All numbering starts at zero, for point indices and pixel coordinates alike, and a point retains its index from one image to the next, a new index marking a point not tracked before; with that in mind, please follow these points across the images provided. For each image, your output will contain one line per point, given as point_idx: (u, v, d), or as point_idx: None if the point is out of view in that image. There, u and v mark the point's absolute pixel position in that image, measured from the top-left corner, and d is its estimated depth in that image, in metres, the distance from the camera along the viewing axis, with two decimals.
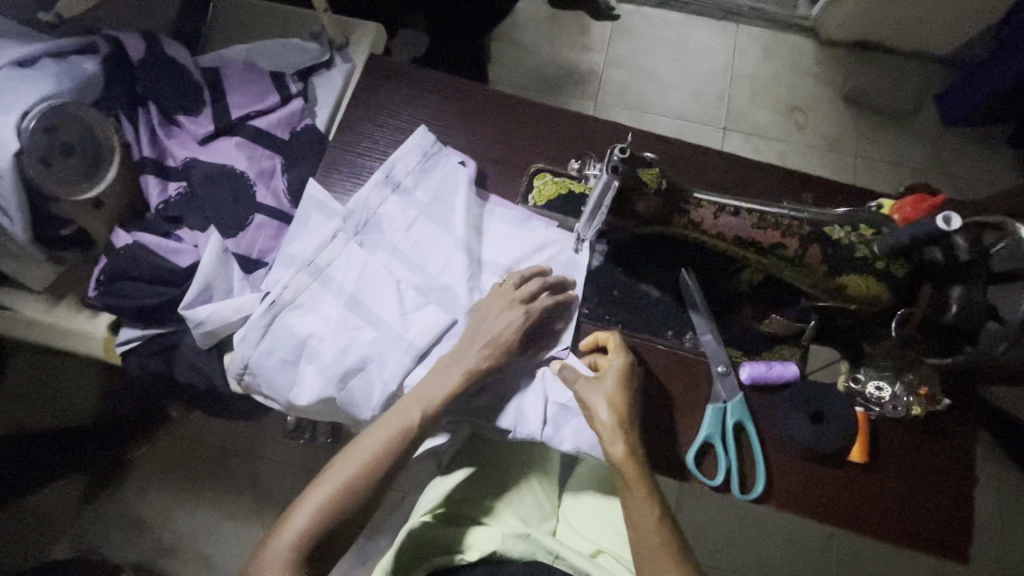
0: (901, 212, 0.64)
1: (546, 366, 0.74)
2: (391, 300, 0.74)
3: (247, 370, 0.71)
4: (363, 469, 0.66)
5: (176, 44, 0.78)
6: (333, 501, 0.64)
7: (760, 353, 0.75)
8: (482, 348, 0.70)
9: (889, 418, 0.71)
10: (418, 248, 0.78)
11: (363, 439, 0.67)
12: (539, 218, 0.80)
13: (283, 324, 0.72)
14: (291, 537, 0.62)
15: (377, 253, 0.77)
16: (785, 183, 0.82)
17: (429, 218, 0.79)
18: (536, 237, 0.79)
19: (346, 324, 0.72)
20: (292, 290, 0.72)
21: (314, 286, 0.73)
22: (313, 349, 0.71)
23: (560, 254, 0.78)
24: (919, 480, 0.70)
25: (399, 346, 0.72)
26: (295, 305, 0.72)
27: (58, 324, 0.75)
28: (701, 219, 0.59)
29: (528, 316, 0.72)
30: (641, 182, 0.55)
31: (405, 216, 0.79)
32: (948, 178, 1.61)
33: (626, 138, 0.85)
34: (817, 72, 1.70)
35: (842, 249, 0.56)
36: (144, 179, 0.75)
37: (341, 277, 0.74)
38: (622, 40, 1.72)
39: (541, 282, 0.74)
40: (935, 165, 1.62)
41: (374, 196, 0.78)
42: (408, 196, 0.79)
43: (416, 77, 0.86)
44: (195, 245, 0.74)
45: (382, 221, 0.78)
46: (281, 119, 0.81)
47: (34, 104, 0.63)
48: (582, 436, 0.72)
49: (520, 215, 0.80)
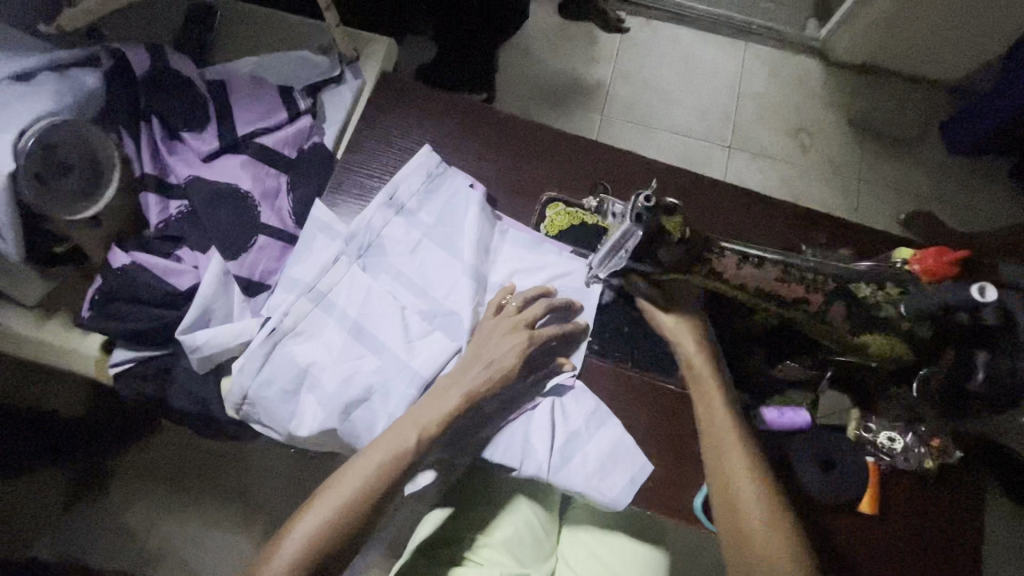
0: (922, 262, 0.63)
1: (548, 397, 0.72)
2: (395, 327, 0.71)
3: (245, 400, 0.69)
4: (363, 488, 0.61)
5: (181, 57, 0.76)
6: (331, 522, 0.59)
7: (772, 398, 0.73)
8: (484, 372, 0.67)
9: (900, 469, 0.70)
10: (423, 272, 0.76)
11: (360, 457, 0.63)
12: (552, 243, 0.78)
13: (283, 352, 0.69)
14: (286, 562, 0.57)
15: (380, 277, 0.75)
16: (795, 221, 0.81)
17: (434, 240, 0.77)
18: (549, 266, 0.77)
19: (349, 353, 0.70)
20: (292, 316, 0.70)
21: (316, 312, 0.71)
22: (314, 378, 0.69)
23: (571, 281, 0.77)
24: (927, 534, 0.69)
25: (403, 376, 0.70)
26: (296, 332, 0.70)
27: (47, 342, 0.72)
28: (723, 268, 0.56)
29: (532, 341, 0.69)
30: (664, 231, 0.54)
31: (409, 239, 0.76)
32: (949, 205, 1.60)
33: (637, 166, 0.83)
34: (823, 94, 1.70)
35: (867, 308, 0.55)
36: (144, 198, 0.72)
37: (343, 303, 0.72)
38: (630, 53, 1.71)
39: (546, 304, 0.72)
40: (935, 191, 1.61)
41: (378, 218, 0.76)
42: (412, 218, 0.77)
43: (426, 96, 0.84)
44: (196, 266, 0.72)
45: (386, 245, 0.76)
46: (289, 137, 0.78)
47: (31, 122, 0.60)
48: (589, 471, 0.70)
49: (532, 239, 0.78)
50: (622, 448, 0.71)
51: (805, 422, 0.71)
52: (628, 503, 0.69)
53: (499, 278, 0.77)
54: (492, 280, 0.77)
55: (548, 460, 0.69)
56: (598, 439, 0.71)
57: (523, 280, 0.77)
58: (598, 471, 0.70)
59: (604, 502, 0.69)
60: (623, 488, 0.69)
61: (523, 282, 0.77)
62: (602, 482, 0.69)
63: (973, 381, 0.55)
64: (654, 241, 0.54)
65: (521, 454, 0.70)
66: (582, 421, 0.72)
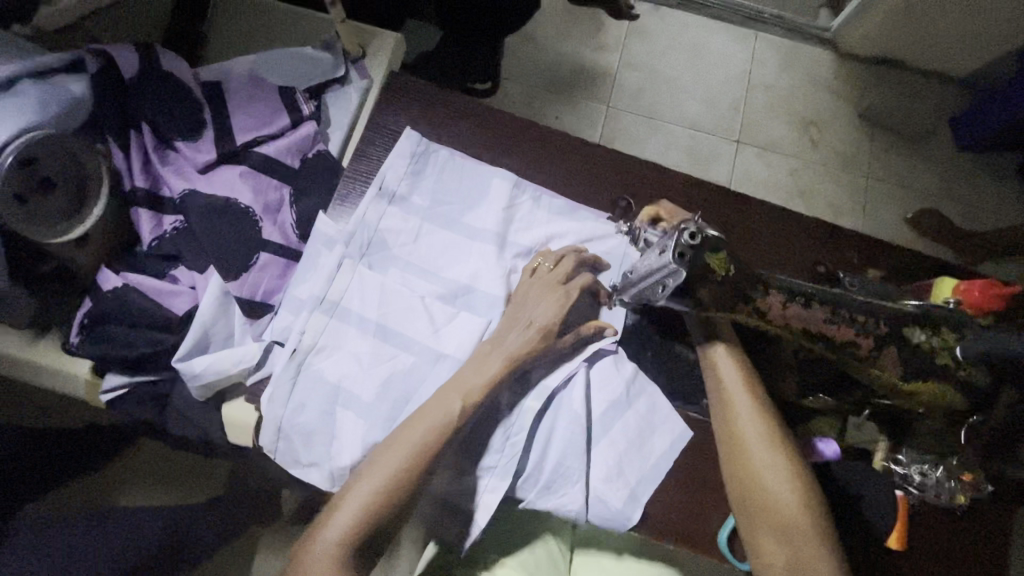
0: (968, 295, 0.61)
1: (580, 363, 0.69)
2: (419, 320, 0.67)
3: (281, 435, 0.63)
4: (410, 458, 0.56)
5: (173, 56, 0.69)
6: (382, 494, 0.55)
7: (798, 425, 0.71)
8: (526, 333, 0.64)
9: (929, 502, 0.69)
10: (431, 257, 0.72)
11: (407, 428, 0.58)
12: (587, 209, 0.76)
13: (310, 372, 0.64)
14: (336, 533, 0.53)
15: (389, 272, 0.70)
16: (823, 240, 0.77)
17: (435, 222, 0.73)
18: (584, 229, 0.74)
19: (379, 358, 0.65)
20: (309, 333, 0.65)
21: (333, 323, 0.66)
22: (348, 393, 0.64)
23: (606, 246, 0.74)
24: (953, 567, 0.68)
25: (442, 366, 0.66)
26: (318, 349, 0.65)
27: (35, 364, 0.67)
28: (768, 306, 0.52)
29: (570, 294, 0.67)
30: (709, 270, 0.49)
31: (409, 227, 0.72)
32: (958, 206, 1.58)
33: (660, 177, 0.79)
34: (834, 87, 1.65)
35: (921, 357, 0.52)
36: (135, 213, 0.66)
37: (359, 307, 0.67)
38: (638, 41, 1.64)
39: (577, 259, 0.70)
40: (945, 191, 1.58)
41: (371, 212, 0.71)
42: (406, 205, 0.73)
43: (438, 98, 0.79)
44: (193, 287, 0.67)
45: (387, 239, 0.71)
46: (292, 145, 0.73)
47: (10, 137, 0.53)
48: (631, 435, 0.68)
49: (566, 205, 0.75)
50: (659, 412, 0.69)
51: (831, 455, 0.69)
52: (650, 503, 0.67)
53: (532, 241, 0.74)
54: (525, 241, 0.74)
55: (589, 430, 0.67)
56: (636, 405, 0.69)
57: (558, 245, 0.74)
58: (630, 449, 0.68)
59: (606, 524, 0.66)
60: (656, 518, 0.67)
61: (560, 246, 0.73)
62: (634, 455, 0.68)
63: None
64: (698, 282, 0.50)
65: (560, 443, 0.66)
66: (623, 388, 0.69)
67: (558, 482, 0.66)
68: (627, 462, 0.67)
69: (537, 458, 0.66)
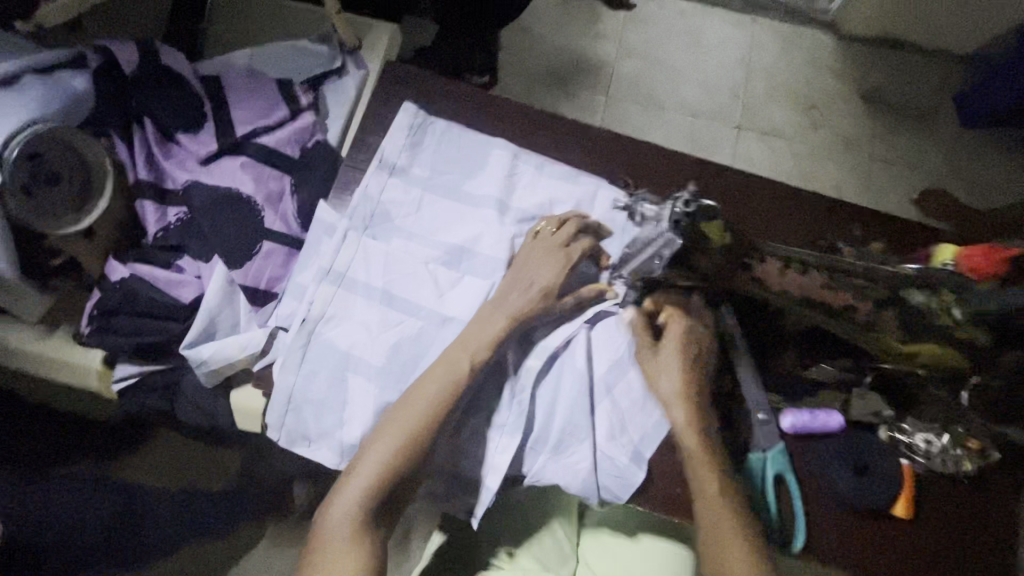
0: (970, 262, 0.60)
1: (582, 326, 0.69)
2: (425, 286, 0.67)
3: (292, 404, 0.65)
4: (412, 429, 0.60)
5: (173, 52, 0.70)
6: (399, 452, 0.59)
7: (802, 399, 0.71)
8: (529, 294, 0.65)
9: (936, 471, 0.68)
10: (435, 225, 0.72)
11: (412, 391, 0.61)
12: (588, 174, 0.76)
13: (320, 341, 0.65)
14: (355, 496, 0.58)
15: (393, 241, 0.70)
16: (827, 213, 0.77)
17: (436, 192, 0.74)
18: (584, 194, 0.74)
19: (387, 324, 0.66)
20: (318, 303, 0.66)
21: (340, 293, 0.67)
22: (357, 360, 0.65)
23: (605, 211, 0.74)
24: (963, 536, 0.68)
25: (448, 329, 0.66)
26: (326, 319, 0.66)
27: (48, 356, 0.69)
28: (765, 274, 0.53)
29: (571, 259, 0.67)
30: (704, 237, 0.50)
31: (411, 198, 0.73)
32: (965, 184, 1.55)
33: (658, 157, 0.78)
34: (836, 68, 1.63)
35: (918, 315, 0.52)
36: (142, 205, 0.68)
37: (365, 276, 0.67)
38: (636, 30, 1.64)
39: (578, 225, 0.69)
40: (952, 169, 1.56)
41: (373, 184, 0.72)
42: (407, 176, 0.74)
43: (435, 86, 0.79)
44: (198, 276, 0.68)
45: (390, 210, 0.72)
46: (291, 134, 0.74)
47: (18, 130, 0.57)
48: (634, 396, 0.68)
49: (566, 170, 0.76)
50: None
51: (789, 427, 0.69)
52: (656, 463, 0.68)
53: (534, 207, 0.74)
54: (527, 207, 0.74)
55: (590, 390, 0.67)
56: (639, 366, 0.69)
57: (560, 209, 0.74)
58: (634, 410, 0.68)
59: (610, 496, 0.67)
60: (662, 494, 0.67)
61: (561, 211, 0.74)
62: (637, 416, 0.68)
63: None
64: (692, 250, 0.50)
65: (564, 416, 0.67)
66: (625, 346, 0.69)
67: (566, 443, 0.67)
68: (630, 418, 0.68)
69: (543, 425, 0.67)
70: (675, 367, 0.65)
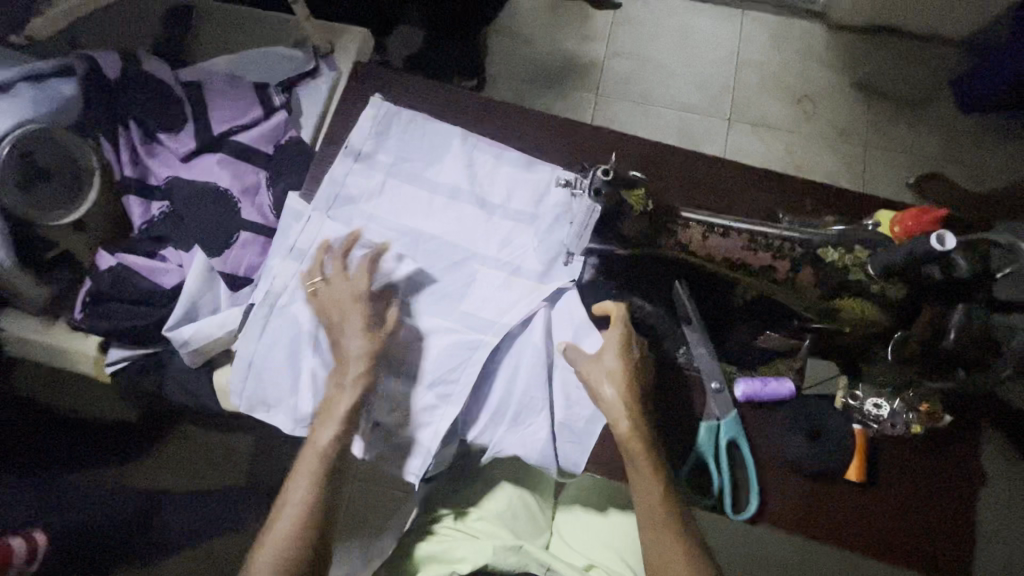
0: (902, 226, 0.63)
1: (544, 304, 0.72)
2: (383, 265, 0.74)
3: (250, 372, 0.71)
4: (319, 453, 0.67)
5: (156, 61, 0.77)
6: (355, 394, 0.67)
7: (756, 368, 0.73)
8: None
9: (888, 435, 0.70)
10: (395, 209, 0.77)
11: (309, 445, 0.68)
12: (544, 163, 0.80)
13: (282, 315, 0.72)
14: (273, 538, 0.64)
15: (353, 224, 0.76)
16: (784, 191, 0.79)
17: (398, 178, 0.78)
18: (540, 181, 0.78)
19: (343, 300, 0.72)
20: (280, 279, 0.72)
21: (301, 271, 0.73)
22: (312, 334, 0.71)
23: (559, 197, 0.78)
24: (918, 500, 0.69)
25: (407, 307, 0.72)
26: (288, 294, 0.72)
27: (49, 344, 0.75)
28: (688, 238, 0.62)
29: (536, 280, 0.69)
30: (626, 204, 0.57)
31: (373, 183, 0.78)
32: (964, 170, 1.45)
33: (615, 143, 0.82)
34: (826, 58, 1.52)
35: (836, 271, 0.60)
36: (127, 200, 0.74)
37: (327, 255, 0.74)
38: (623, 29, 1.54)
39: None
40: (948, 156, 1.46)
41: (338, 169, 0.77)
42: (371, 163, 0.78)
43: (404, 85, 0.84)
44: (181, 264, 0.74)
45: (353, 194, 0.77)
46: (265, 133, 0.80)
47: (9, 130, 0.63)
48: None
49: (523, 159, 0.79)
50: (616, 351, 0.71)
51: (742, 396, 0.71)
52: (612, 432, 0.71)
53: (494, 196, 0.78)
54: (486, 196, 0.78)
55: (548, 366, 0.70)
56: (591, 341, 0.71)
57: (518, 198, 0.78)
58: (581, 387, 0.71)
59: (565, 465, 0.70)
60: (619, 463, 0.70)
61: (518, 200, 0.78)
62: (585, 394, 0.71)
63: (944, 340, 0.60)
64: (616, 216, 0.57)
65: (521, 387, 0.70)
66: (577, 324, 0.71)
67: (524, 414, 0.70)
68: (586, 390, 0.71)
69: (501, 396, 0.71)
70: (614, 372, 0.66)
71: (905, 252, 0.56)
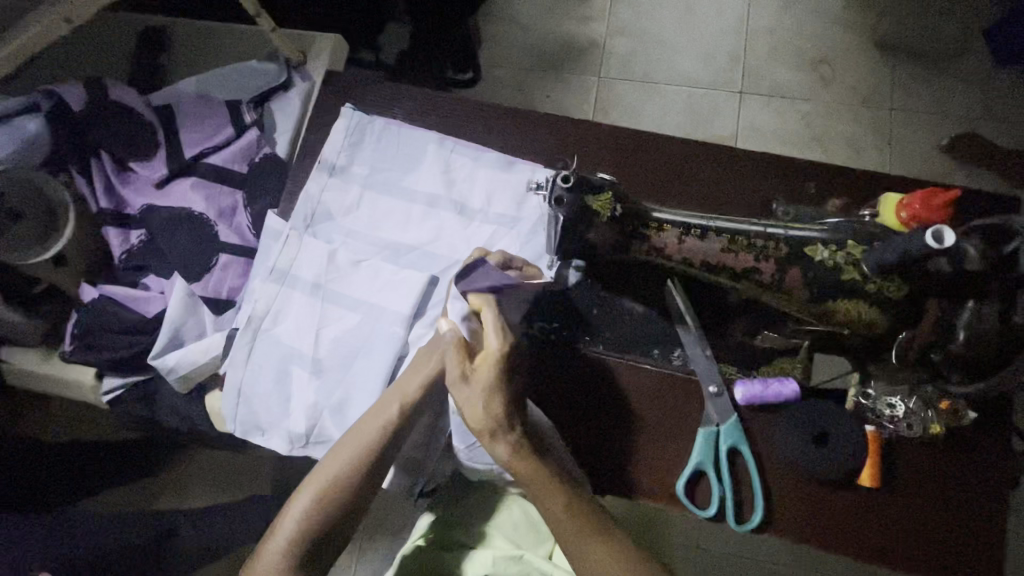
0: (909, 211, 0.57)
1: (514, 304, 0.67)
2: (362, 280, 0.72)
3: (240, 398, 0.70)
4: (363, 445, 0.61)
5: (121, 86, 0.78)
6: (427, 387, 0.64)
7: (757, 369, 0.68)
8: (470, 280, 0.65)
9: (905, 436, 0.64)
10: (374, 221, 0.75)
11: (357, 426, 0.62)
12: (525, 161, 0.76)
13: (267, 337, 0.71)
14: (294, 521, 0.58)
15: (333, 240, 0.74)
16: (783, 176, 0.73)
17: (375, 189, 0.76)
18: (521, 181, 0.75)
19: (328, 317, 0.71)
20: (263, 301, 0.71)
21: (283, 291, 0.72)
22: (299, 355, 0.70)
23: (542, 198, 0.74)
24: (940, 505, 0.63)
25: (389, 321, 0.70)
26: (270, 316, 0.71)
27: (47, 375, 0.76)
28: (663, 244, 0.57)
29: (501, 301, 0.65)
30: (593, 211, 0.55)
31: (350, 197, 0.76)
32: (1004, 127, 1.32)
33: (597, 136, 0.77)
34: (842, 16, 1.41)
35: (825, 272, 0.54)
36: (106, 231, 0.76)
37: (306, 273, 0.72)
38: (623, 3, 1.45)
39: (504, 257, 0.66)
40: (985, 113, 1.33)
41: (314, 185, 0.75)
42: (347, 176, 0.76)
43: (375, 90, 0.80)
44: (162, 291, 0.75)
45: (331, 209, 0.75)
46: (236, 152, 0.79)
47: None
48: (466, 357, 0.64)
49: (503, 159, 0.76)
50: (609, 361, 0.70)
51: (742, 400, 0.66)
52: (605, 442, 0.67)
53: (474, 200, 0.75)
54: (466, 200, 0.75)
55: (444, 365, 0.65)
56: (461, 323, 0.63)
57: (499, 201, 0.75)
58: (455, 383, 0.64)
59: None
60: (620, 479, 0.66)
61: (499, 202, 0.75)
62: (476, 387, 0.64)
63: (954, 340, 0.56)
64: (581, 222, 0.55)
65: None
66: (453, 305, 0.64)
67: None
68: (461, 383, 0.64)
69: None
70: (478, 392, 0.59)
71: (899, 250, 0.50)
